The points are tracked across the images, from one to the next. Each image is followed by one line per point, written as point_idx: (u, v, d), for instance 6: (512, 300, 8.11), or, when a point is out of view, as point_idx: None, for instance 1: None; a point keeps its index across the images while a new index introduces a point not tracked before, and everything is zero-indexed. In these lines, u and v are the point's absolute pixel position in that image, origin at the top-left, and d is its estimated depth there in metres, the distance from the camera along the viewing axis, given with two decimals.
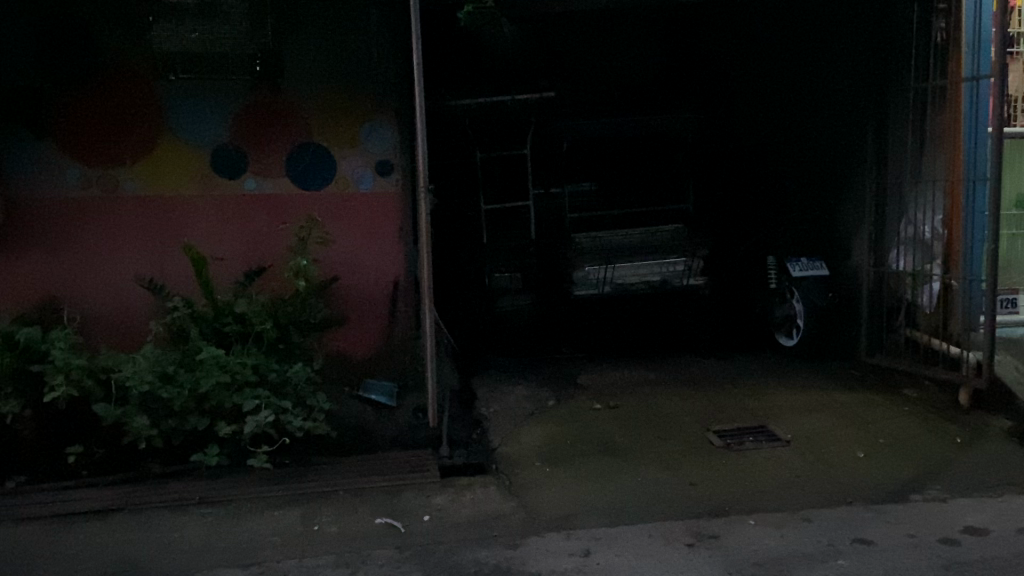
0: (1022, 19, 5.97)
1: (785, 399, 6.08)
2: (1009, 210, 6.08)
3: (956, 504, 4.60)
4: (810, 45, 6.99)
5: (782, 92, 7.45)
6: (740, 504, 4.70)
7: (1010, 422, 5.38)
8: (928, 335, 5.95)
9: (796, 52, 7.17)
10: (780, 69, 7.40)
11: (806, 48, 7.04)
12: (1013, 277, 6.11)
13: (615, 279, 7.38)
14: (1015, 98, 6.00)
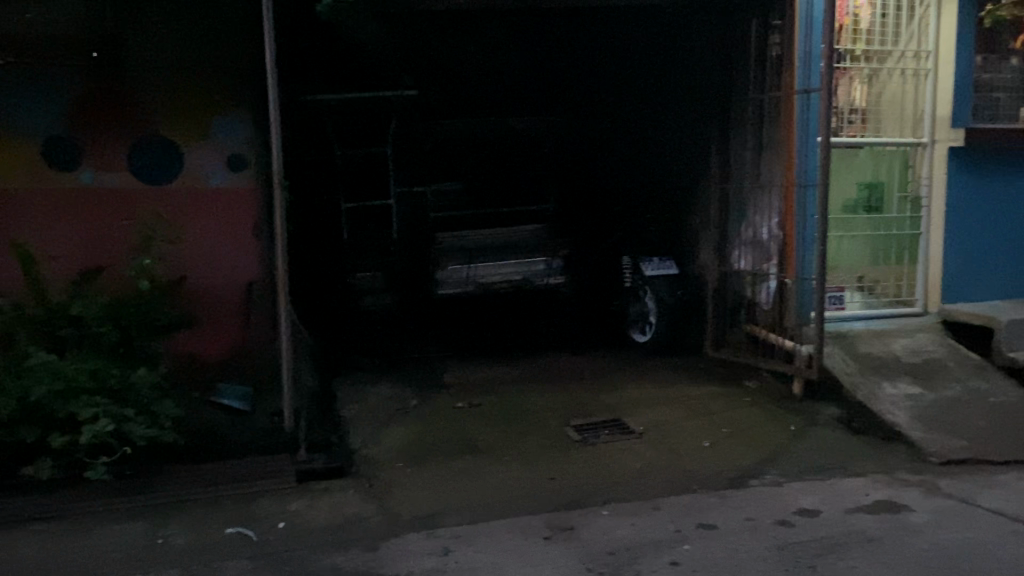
0: (849, 37, 6.40)
1: (639, 393, 6.34)
2: (836, 214, 6.56)
3: (791, 486, 4.94)
4: (656, 51, 7.32)
5: (633, 97, 7.76)
6: (594, 495, 4.87)
7: (837, 410, 5.86)
8: (766, 330, 6.35)
9: (646, 58, 7.45)
10: (633, 75, 7.67)
11: (654, 54, 7.34)
12: (841, 275, 6.62)
13: (477, 278, 7.80)
14: (841, 111, 6.45)
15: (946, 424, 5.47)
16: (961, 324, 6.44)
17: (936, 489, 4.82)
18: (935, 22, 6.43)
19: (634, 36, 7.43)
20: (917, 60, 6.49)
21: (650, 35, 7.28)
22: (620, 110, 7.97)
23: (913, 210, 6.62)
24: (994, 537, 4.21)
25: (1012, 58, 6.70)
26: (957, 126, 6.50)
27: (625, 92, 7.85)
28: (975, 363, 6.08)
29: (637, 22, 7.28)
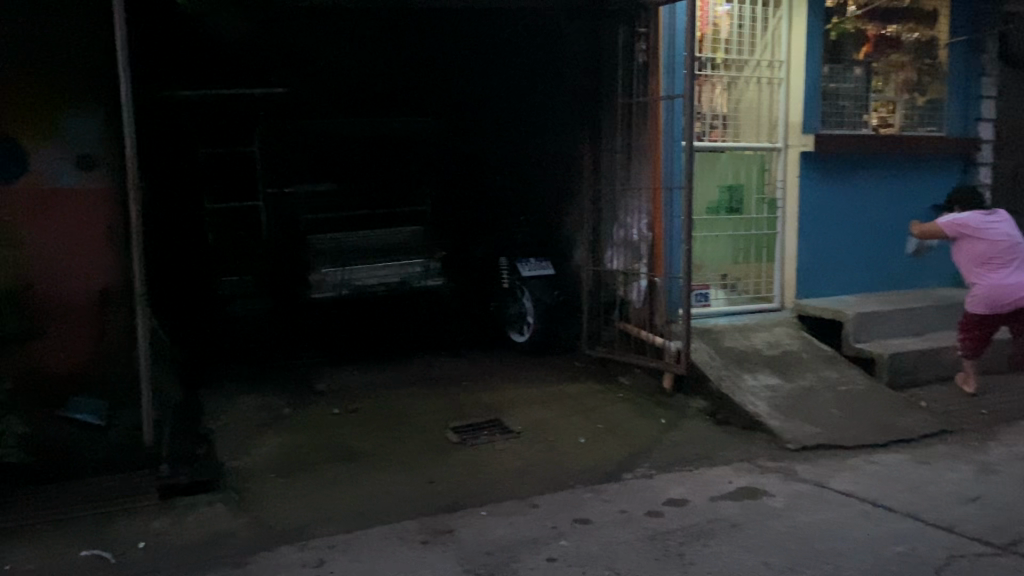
0: (710, 45, 6.68)
1: (519, 393, 6.41)
2: (701, 215, 6.84)
3: (661, 478, 5.12)
4: (528, 56, 7.44)
5: (508, 100, 7.80)
6: (472, 497, 4.87)
7: (704, 403, 6.12)
8: (638, 327, 6.55)
9: (519, 61, 7.54)
10: (507, 77, 7.73)
11: (527, 58, 7.46)
12: (706, 274, 6.92)
13: (352, 281, 7.39)
14: (704, 116, 6.73)
15: (801, 413, 5.81)
16: (814, 318, 6.87)
17: (793, 474, 5.11)
18: (785, 32, 6.84)
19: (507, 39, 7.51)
20: (771, 68, 6.88)
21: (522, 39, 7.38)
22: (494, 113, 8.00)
23: (769, 212, 7.01)
24: (844, 517, 4.51)
25: (855, 68, 7.20)
26: (807, 133, 6.91)
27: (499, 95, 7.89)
28: (827, 355, 6.50)
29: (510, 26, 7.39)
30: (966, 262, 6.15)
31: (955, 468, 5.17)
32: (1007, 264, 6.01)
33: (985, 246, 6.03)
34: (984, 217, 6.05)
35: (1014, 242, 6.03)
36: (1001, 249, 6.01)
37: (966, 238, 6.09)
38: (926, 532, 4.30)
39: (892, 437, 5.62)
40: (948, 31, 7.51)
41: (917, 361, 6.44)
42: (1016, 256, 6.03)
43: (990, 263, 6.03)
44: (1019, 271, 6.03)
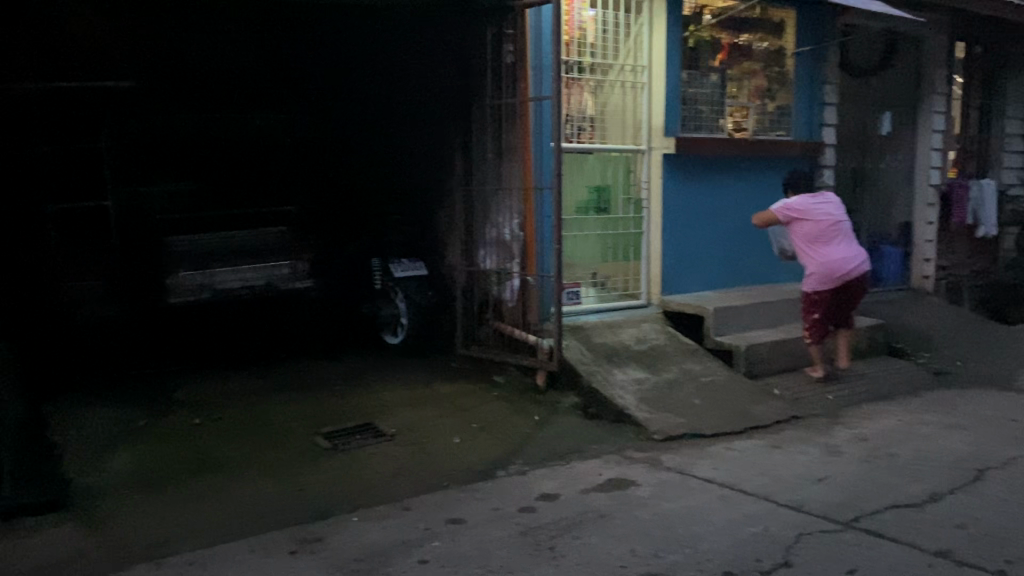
0: (577, 49, 6.84)
1: (391, 395, 6.33)
2: (570, 214, 7.01)
3: (534, 474, 5.18)
4: (399, 57, 7.40)
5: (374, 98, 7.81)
6: (343, 503, 4.77)
7: (576, 398, 6.26)
8: (511, 326, 6.59)
9: (385, 60, 7.53)
10: (372, 75, 7.71)
11: (398, 61, 7.41)
12: (577, 272, 7.09)
13: (214, 284, 7.59)
14: (572, 119, 6.88)
15: (666, 404, 6.04)
16: (678, 314, 7.18)
17: (658, 464, 5.30)
18: (647, 39, 7.11)
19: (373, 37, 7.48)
20: (633, 73, 7.12)
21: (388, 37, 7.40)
22: (361, 111, 7.98)
23: (635, 212, 7.26)
24: (705, 502, 4.71)
25: (711, 75, 7.56)
26: (668, 136, 7.18)
27: (365, 93, 7.88)
28: (690, 348, 6.80)
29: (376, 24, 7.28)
30: (797, 241, 6.65)
31: (805, 451, 5.52)
32: (832, 240, 6.53)
33: (810, 226, 6.55)
34: (808, 198, 6.59)
35: (838, 218, 6.56)
36: (826, 226, 6.53)
37: (795, 220, 6.62)
38: (778, 513, 4.56)
39: (748, 424, 5.94)
40: (795, 41, 7.99)
41: (772, 352, 6.84)
42: (840, 232, 6.56)
43: (816, 240, 6.54)
44: (843, 244, 6.55)
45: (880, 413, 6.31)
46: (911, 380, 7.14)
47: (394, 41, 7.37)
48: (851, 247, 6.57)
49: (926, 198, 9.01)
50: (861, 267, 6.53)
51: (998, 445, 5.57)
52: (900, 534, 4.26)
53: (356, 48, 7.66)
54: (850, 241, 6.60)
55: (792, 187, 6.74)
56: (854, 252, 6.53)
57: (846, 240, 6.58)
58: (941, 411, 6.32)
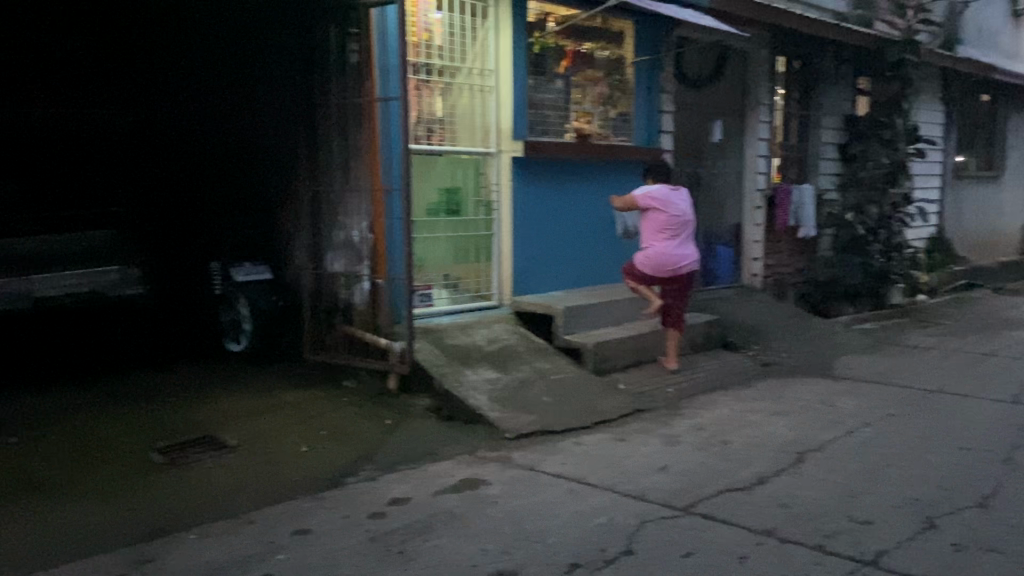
0: (424, 51, 6.85)
1: (234, 405, 6.07)
2: (421, 216, 6.96)
3: (385, 479, 5.12)
4: (233, 56, 7.13)
5: (210, 99, 7.45)
6: (181, 521, 4.50)
7: (428, 401, 6.24)
8: (361, 330, 6.48)
9: (223, 60, 7.21)
10: (209, 76, 7.37)
11: (237, 58, 7.10)
12: (429, 274, 7.07)
13: (35, 292, 7.39)
14: (423, 121, 6.87)
15: (517, 402, 6.15)
16: (529, 313, 7.32)
17: (509, 462, 5.38)
18: (493, 43, 7.20)
19: (209, 38, 7.19)
20: (481, 77, 7.19)
21: (224, 36, 7.10)
22: (197, 113, 7.58)
23: (486, 213, 7.32)
24: (553, 497, 4.82)
25: (557, 80, 7.77)
26: (516, 139, 7.32)
27: (200, 93, 7.48)
28: (540, 347, 6.95)
29: (213, 25, 7.09)
30: (647, 229, 7.01)
31: (647, 442, 5.78)
32: (676, 238, 6.95)
33: (667, 218, 6.91)
34: (670, 193, 6.91)
35: (687, 219, 6.97)
36: (675, 224, 6.92)
37: (654, 209, 6.94)
38: (623, 503, 4.74)
39: (595, 419, 6.15)
40: (634, 52, 8.36)
41: (617, 349, 7.09)
42: (685, 232, 6.99)
43: (665, 233, 6.92)
44: (684, 244, 6.99)
45: (715, 403, 6.71)
46: (742, 371, 7.66)
47: (232, 38, 7.06)
48: (689, 249, 7.03)
49: (754, 203, 9.81)
50: (691, 270, 7.02)
51: (817, 429, 6.06)
52: (732, 517, 4.55)
53: (187, 47, 7.34)
54: (690, 243, 7.06)
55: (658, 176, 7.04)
56: (690, 254, 6.99)
57: (688, 241, 7.03)
58: (768, 399, 6.81)
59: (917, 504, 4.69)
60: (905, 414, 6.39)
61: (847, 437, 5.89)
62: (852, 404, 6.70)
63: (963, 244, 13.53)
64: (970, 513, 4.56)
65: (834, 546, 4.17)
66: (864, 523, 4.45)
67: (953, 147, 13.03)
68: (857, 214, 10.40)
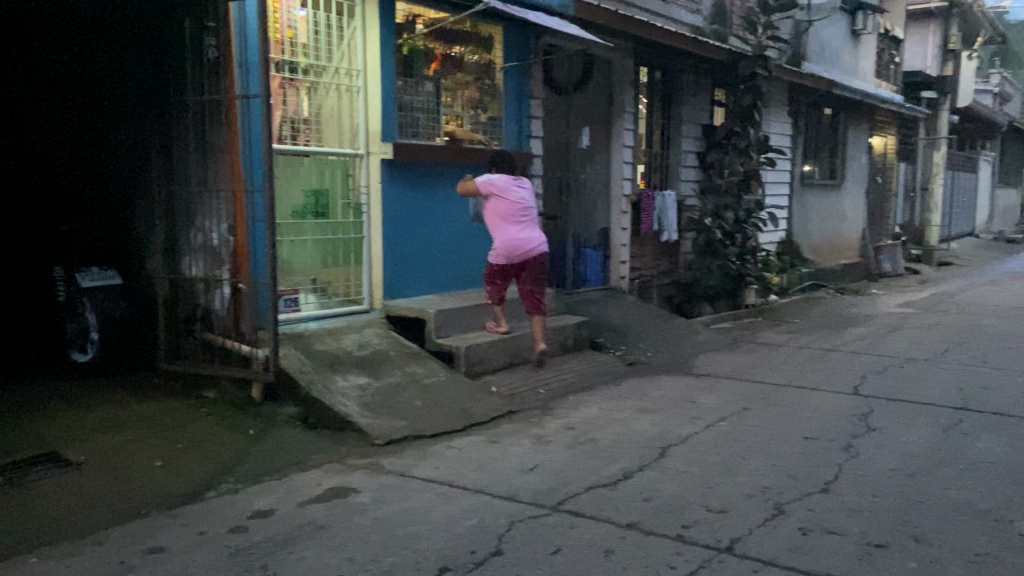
0: (289, 49, 6.70)
1: (81, 419, 5.67)
2: (285, 219, 6.75)
3: (246, 492, 4.91)
4: (71, 49, 6.60)
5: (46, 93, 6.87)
6: (20, 544, 4.15)
7: (295, 409, 6.04)
8: (222, 337, 6.21)
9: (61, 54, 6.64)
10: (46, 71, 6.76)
11: (77, 57, 6.63)
12: (295, 278, 6.86)
13: None
14: (288, 120, 6.71)
15: (387, 408, 6.07)
16: (400, 317, 7.24)
17: (379, 468, 5.29)
18: (360, 43, 7.09)
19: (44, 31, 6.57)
20: (349, 77, 7.07)
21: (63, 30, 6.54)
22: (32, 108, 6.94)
23: (355, 216, 7.19)
24: (423, 502, 4.78)
25: (426, 83, 7.74)
26: (386, 141, 7.25)
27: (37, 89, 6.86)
28: (412, 352, 6.88)
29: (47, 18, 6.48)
30: (492, 217, 7.20)
31: (517, 443, 5.84)
32: (521, 221, 7.16)
33: (506, 205, 7.14)
34: (508, 179, 7.16)
35: (529, 204, 7.23)
36: (518, 207, 7.15)
37: (494, 196, 7.17)
38: (493, 505, 4.76)
39: (467, 422, 6.15)
40: (503, 57, 8.45)
41: (489, 351, 7.11)
42: (528, 216, 7.23)
43: (509, 218, 7.13)
44: (529, 227, 7.21)
45: (584, 403, 6.87)
46: (610, 371, 7.89)
47: (71, 31, 6.53)
48: (535, 233, 7.26)
49: (621, 208, 10.15)
50: (540, 252, 7.22)
51: (678, 425, 6.33)
52: (598, 512, 4.67)
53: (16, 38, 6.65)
54: (536, 227, 7.30)
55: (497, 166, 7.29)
56: (537, 237, 7.21)
57: (533, 225, 7.27)
58: (634, 398, 7.05)
59: (768, 493, 4.98)
60: (759, 408, 6.78)
61: (706, 431, 6.17)
62: (711, 399, 7.04)
63: (809, 247, 14.50)
64: (815, 498, 4.89)
65: (694, 536, 4.36)
66: (720, 512, 4.68)
67: (799, 157, 13.95)
68: (715, 219, 10.87)
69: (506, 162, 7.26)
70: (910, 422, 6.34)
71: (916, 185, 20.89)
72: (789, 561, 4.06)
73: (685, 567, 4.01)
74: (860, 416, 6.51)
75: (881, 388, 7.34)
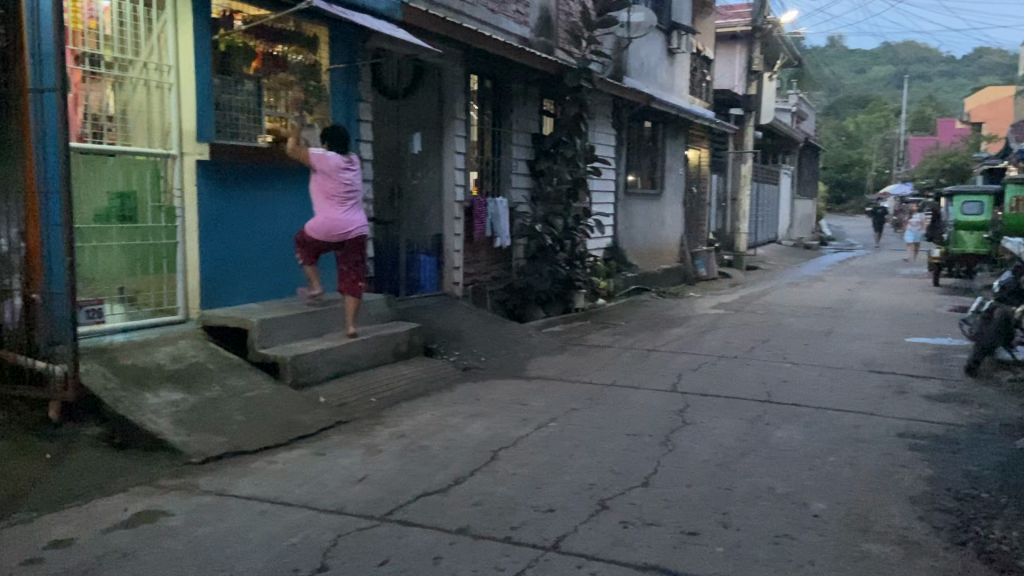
0: (93, 41, 6.22)
1: None
2: (87, 224, 6.23)
3: (42, 521, 4.45)
4: None
5: None
6: None
7: (100, 428, 5.56)
8: (13, 353, 5.63)
9: None
10: None
11: None
12: (99, 287, 6.34)
13: None
14: (90, 115, 6.23)
15: (204, 423, 5.72)
16: (218, 327, 6.90)
17: (194, 488, 4.97)
18: (172, 37, 6.67)
19: None
20: (159, 72, 6.64)
21: None
22: None
23: (167, 220, 6.74)
24: (243, 521, 4.55)
25: (246, 82, 7.40)
26: (201, 141, 6.86)
27: None
28: (233, 364, 6.55)
29: None
30: (316, 192, 7.18)
31: (346, 454, 5.70)
32: (346, 203, 7.25)
33: (335, 186, 7.14)
34: (341, 161, 7.11)
35: (355, 186, 7.31)
36: (345, 189, 7.20)
37: (323, 174, 7.11)
38: (318, 519, 4.60)
39: (294, 435, 5.93)
40: (329, 58, 8.24)
41: (317, 360, 6.88)
42: (353, 198, 7.31)
43: (334, 198, 7.16)
44: (353, 209, 7.31)
45: (416, 409, 6.82)
46: (442, 377, 7.89)
47: None
48: (358, 215, 7.37)
49: (453, 214, 10.19)
50: (362, 235, 7.33)
51: (509, 427, 6.43)
52: (428, 519, 4.63)
53: None
54: (360, 208, 7.40)
55: (329, 142, 7.21)
56: (360, 220, 7.33)
57: (357, 207, 7.36)
58: (466, 402, 7.09)
59: (592, 489, 5.16)
60: (585, 408, 7.03)
61: (536, 432, 6.31)
62: (541, 401, 7.21)
63: (633, 253, 15.26)
64: (635, 492, 5.12)
65: (522, 536, 4.43)
66: (547, 511, 4.79)
67: (623, 167, 14.66)
68: (545, 225, 11.09)
69: (338, 140, 7.19)
70: (720, 415, 6.81)
71: (727, 196, 22.60)
72: (611, 554, 4.21)
73: (513, 567, 4.06)
74: (677, 412, 6.91)
75: (696, 384, 7.84)
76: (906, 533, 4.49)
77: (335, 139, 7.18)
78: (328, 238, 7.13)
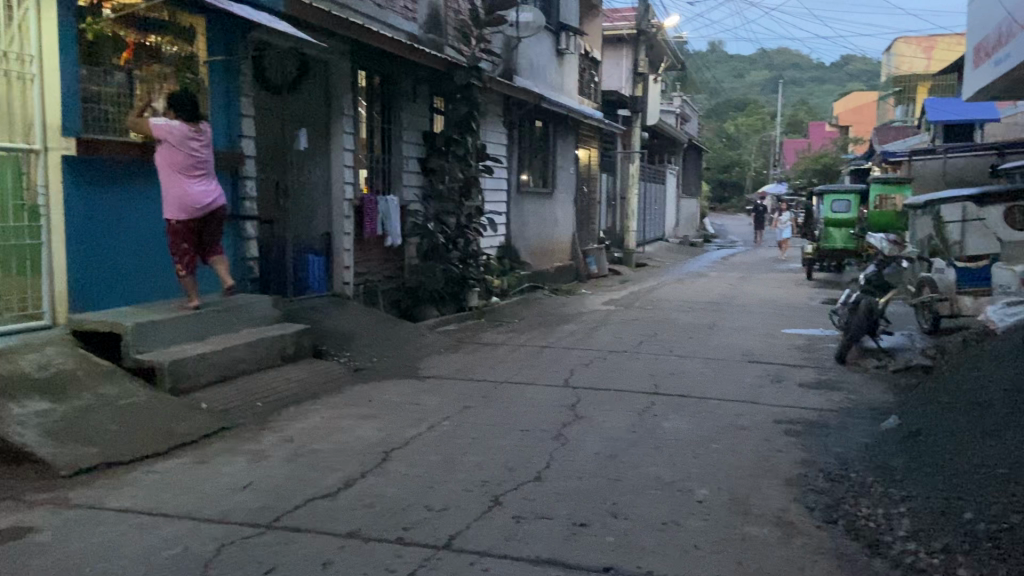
0: None
1: None
2: None
3: None
4: None
5: None
6: None
7: None
8: None
9: None
10: None
11: None
12: None
13: None
14: None
15: (76, 433, 5.38)
16: (89, 332, 6.49)
17: (64, 503, 4.66)
18: (34, 25, 6.24)
19: None
20: (20, 62, 6.19)
21: None
22: None
23: (31, 219, 6.29)
24: (117, 534, 4.30)
25: (117, 73, 6.97)
26: (68, 136, 6.44)
27: None
28: (106, 370, 6.18)
29: None
30: (164, 166, 6.84)
31: (230, 461, 5.49)
32: (196, 173, 6.98)
33: (183, 157, 6.84)
34: (187, 130, 6.82)
35: (203, 154, 7.04)
36: (195, 158, 6.94)
37: (169, 147, 6.79)
38: (200, 529, 4.41)
39: (174, 444, 5.67)
40: (206, 50, 7.92)
41: (197, 365, 6.59)
42: (203, 168, 7.06)
43: (184, 170, 6.88)
44: (204, 178, 7.08)
45: (304, 413, 6.64)
46: (332, 379, 7.72)
47: None
48: (211, 182, 7.18)
49: (343, 212, 10.02)
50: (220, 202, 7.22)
51: (402, 427, 6.36)
52: (316, 525, 4.51)
53: None
54: (211, 176, 7.19)
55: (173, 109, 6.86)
56: (213, 188, 7.14)
57: (208, 175, 7.13)
58: (356, 404, 6.96)
59: (485, 486, 5.17)
60: (479, 405, 7.04)
61: (428, 432, 6.26)
62: (433, 400, 7.17)
63: (526, 250, 15.42)
64: (528, 486, 5.16)
65: (413, 536, 4.38)
66: (440, 510, 4.76)
67: (514, 166, 14.78)
68: (437, 224, 11.07)
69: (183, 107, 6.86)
70: (610, 409, 6.97)
71: (616, 195, 23.19)
72: (503, 549, 4.22)
73: (404, 568, 4.01)
74: (569, 406, 7.02)
75: (587, 379, 7.98)
76: (782, 514, 4.72)
77: (182, 105, 6.86)
78: (186, 213, 6.89)
